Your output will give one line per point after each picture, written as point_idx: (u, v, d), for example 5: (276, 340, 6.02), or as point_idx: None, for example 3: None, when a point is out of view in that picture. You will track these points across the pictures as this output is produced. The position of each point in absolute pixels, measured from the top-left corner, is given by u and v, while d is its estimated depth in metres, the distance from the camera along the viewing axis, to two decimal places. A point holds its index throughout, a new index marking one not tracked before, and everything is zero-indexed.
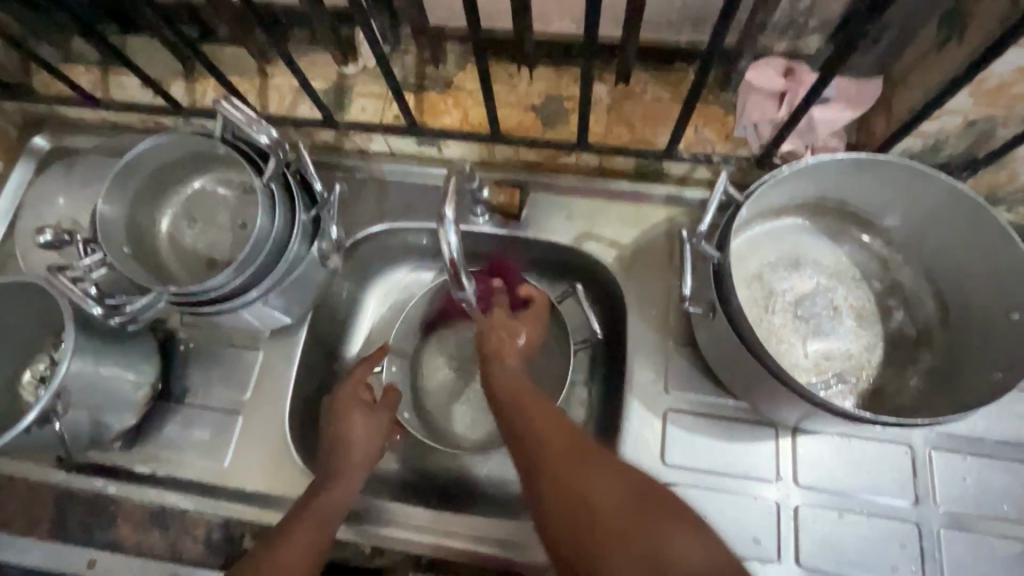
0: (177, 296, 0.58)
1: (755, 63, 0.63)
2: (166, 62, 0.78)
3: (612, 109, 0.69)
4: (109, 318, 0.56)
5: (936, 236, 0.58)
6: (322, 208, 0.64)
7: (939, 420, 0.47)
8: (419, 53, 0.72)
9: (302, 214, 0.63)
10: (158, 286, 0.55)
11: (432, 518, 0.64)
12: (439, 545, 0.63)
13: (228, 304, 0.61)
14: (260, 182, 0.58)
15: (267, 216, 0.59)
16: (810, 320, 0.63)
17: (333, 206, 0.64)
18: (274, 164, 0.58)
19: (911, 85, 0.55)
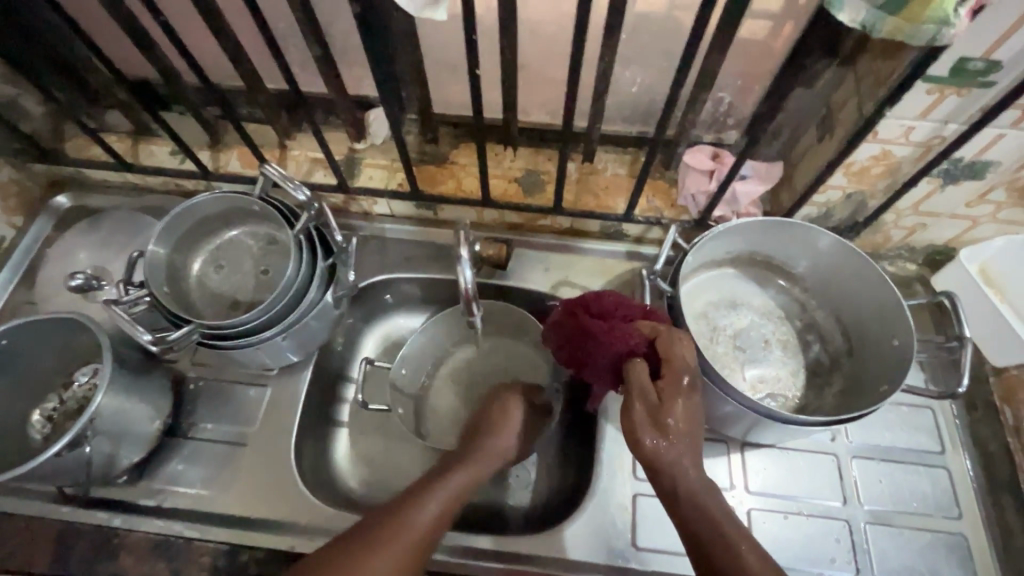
0: (208, 328, 0.66)
1: (691, 148, 0.80)
2: (195, 134, 0.89)
3: (580, 182, 0.85)
4: (155, 347, 0.61)
5: (835, 280, 0.74)
6: (339, 258, 0.74)
7: (850, 416, 0.60)
8: (421, 133, 0.87)
9: (322, 261, 0.73)
10: (198, 318, 0.64)
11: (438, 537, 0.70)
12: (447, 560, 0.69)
13: (250, 339, 0.69)
14: (292, 233, 0.68)
15: (295, 263, 0.69)
16: (746, 349, 0.77)
17: (350, 256, 0.74)
18: (307, 220, 0.69)
19: (804, 166, 0.73)
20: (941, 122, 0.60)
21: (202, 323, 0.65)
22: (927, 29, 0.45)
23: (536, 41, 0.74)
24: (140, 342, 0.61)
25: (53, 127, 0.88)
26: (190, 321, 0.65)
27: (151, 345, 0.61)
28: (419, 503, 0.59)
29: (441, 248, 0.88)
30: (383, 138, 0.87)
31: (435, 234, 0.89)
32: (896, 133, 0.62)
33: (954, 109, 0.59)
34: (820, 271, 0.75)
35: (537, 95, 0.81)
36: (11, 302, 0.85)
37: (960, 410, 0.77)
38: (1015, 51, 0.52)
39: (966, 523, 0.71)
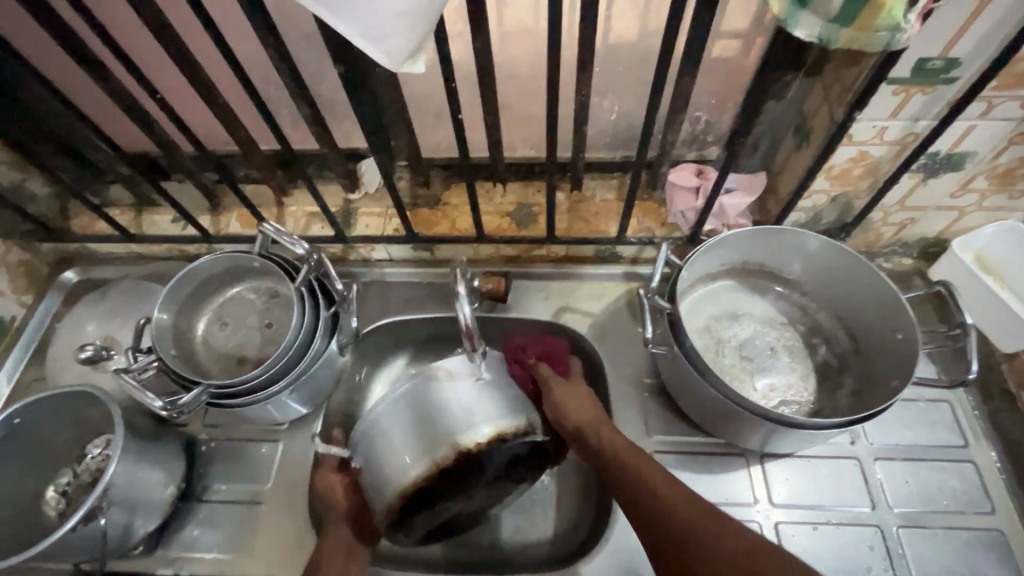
0: (218, 387, 0.66)
1: (674, 168, 0.82)
2: (195, 200, 0.92)
3: (571, 210, 0.87)
4: (164, 413, 0.62)
5: (832, 281, 0.74)
6: (342, 305, 0.75)
7: (867, 415, 0.60)
8: (412, 178, 0.89)
9: (325, 310, 0.74)
10: (207, 380, 0.65)
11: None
12: None
13: (256, 396, 0.69)
14: (293, 287, 0.70)
15: (299, 314, 0.70)
16: (753, 359, 0.77)
17: (351, 301, 0.75)
18: (306, 271, 0.70)
19: (786, 174, 0.75)
20: (911, 120, 0.62)
21: (211, 384, 0.65)
22: (883, 36, 0.47)
23: (514, 82, 0.77)
24: (150, 408, 0.62)
25: (58, 207, 0.91)
26: (200, 382, 0.65)
27: (162, 411, 0.62)
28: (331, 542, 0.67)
29: (440, 289, 0.90)
30: (377, 186, 0.90)
31: (434, 274, 0.90)
32: (870, 135, 0.64)
33: (921, 107, 0.61)
34: (815, 274, 0.75)
35: (521, 133, 0.84)
36: (24, 381, 0.87)
37: (977, 400, 0.76)
38: (970, 47, 0.54)
39: (1001, 518, 0.69)
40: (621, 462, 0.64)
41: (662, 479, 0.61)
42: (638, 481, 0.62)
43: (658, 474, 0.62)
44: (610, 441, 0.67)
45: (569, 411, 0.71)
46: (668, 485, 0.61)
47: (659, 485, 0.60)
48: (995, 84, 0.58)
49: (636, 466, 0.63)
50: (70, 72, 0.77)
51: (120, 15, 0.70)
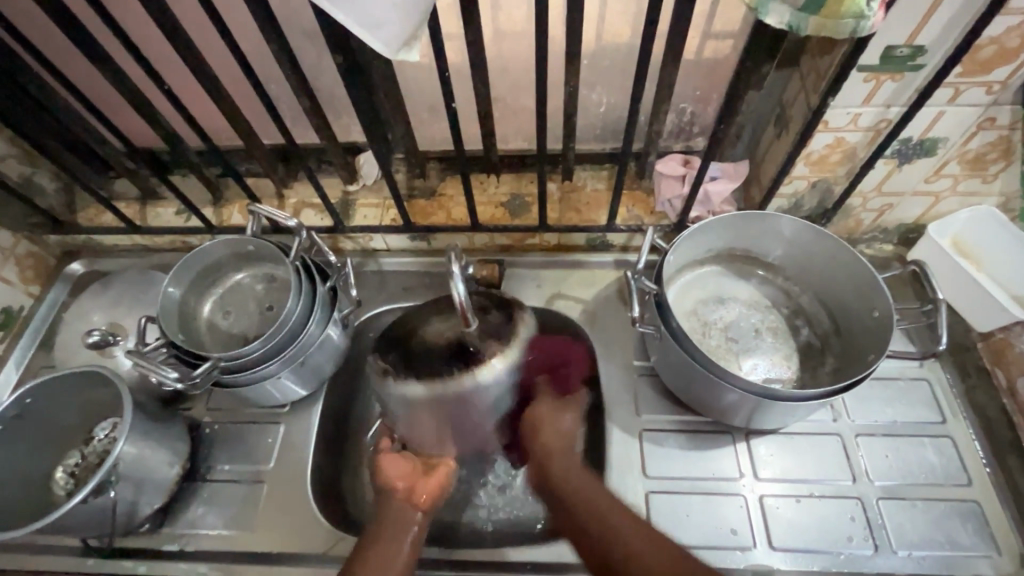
0: (226, 362, 0.69)
1: (661, 158, 0.85)
2: (199, 193, 0.95)
3: (563, 200, 0.90)
4: (180, 386, 0.64)
5: (814, 265, 0.77)
6: (336, 277, 0.78)
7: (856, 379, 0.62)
8: (409, 170, 0.93)
9: (322, 285, 0.77)
10: (217, 353, 0.67)
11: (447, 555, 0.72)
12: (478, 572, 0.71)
13: (262, 368, 0.71)
14: (290, 261, 0.72)
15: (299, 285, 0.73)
16: (738, 341, 0.79)
17: (346, 272, 0.79)
18: (298, 246, 0.73)
19: (768, 162, 0.78)
20: (883, 107, 0.65)
21: (221, 356, 0.68)
22: (848, 23, 0.50)
23: (506, 76, 0.80)
24: (166, 382, 0.64)
25: (65, 200, 0.94)
26: (209, 358, 0.68)
27: (178, 385, 0.65)
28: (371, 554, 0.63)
29: (437, 278, 0.93)
30: (374, 179, 0.93)
31: (430, 263, 0.94)
32: (845, 121, 0.67)
33: (892, 94, 0.64)
34: (797, 258, 0.78)
35: (513, 125, 0.87)
36: (32, 368, 0.89)
37: (953, 378, 0.79)
38: (933, 35, 0.57)
39: (977, 490, 0.72)
40: (599, 508, 0.63)
41: (608, 523, 0.61)
42: (592, 518, 0.62)
43: (611, 516, 0.62)
44: (566, 481, 0.66)
45: (563, 432, 0.68)
46: (621, 523, 0.61)
47: (613, 523, 0.61)
48: (960, 71, 0.61)
49: (589, 499, 0.64)
50: (81, 68, 0.80)
51: (128, 12, 0.74)
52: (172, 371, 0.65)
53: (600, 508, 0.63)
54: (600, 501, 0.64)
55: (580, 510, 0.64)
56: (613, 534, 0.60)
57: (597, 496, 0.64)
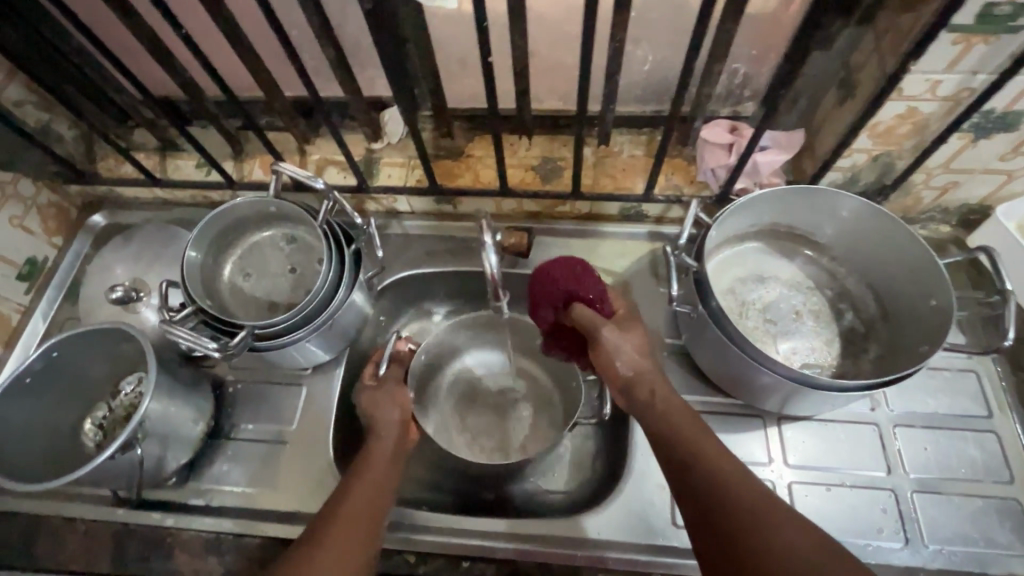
0: (260, 328, 0.68)
1: (707, 124, 0.79)
2: (218, 146, 0.92)
3: (597, 165, 0.85)
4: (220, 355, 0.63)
5: (864, 246, 0.72)
6: (360, 240, 0.76)
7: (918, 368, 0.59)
8: (436, 128, 0.88)
9: (348, 248, 0.75)
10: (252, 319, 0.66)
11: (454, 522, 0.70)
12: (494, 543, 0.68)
13: (294, 334, 0.71)
14: (318, 223, 0.70)
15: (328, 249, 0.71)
16: (777, 322, 0.76)
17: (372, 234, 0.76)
18: (326, 209, 0.71)
19: (827, 130, 0.72)
20: (968, 73, 0.58)
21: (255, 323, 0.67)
22: None
23: (545, 27, 0.74)
24: (205, 352, 0.63)
25: (84, 149, 0.92)
26: (243, 326, 0.67)
27: (217, 354, 0.63)
28: (355, 487, 0.62)
29: (462, 243, 0.89)
30: (400, 136, 0.89)
31: (455, 228, 0.90)
32: (921, 89, 0.61)
33: (981, 60, 0.57)
34: (849, 238, 0.73)
35: (549, 82, 0.82)
36: (57, 319, 0.89)
37: (1004, 370, 0.75)
38: None
39: (1019, 487, 0.69)
40: (676, 429, 0.58)
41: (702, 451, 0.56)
42: (683, 441, 0.57)
43: (708, 448, 0.57)
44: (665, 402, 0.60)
45: (642, 360, 0.63)
46: (716, 458, 0.56)
47: (712, 457, 0.56)
48: None
49: (681, 420, 0.59)
50: (94, 7, 0.76)
51: None
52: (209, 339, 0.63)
53: (691, 437, 0.57)
54: (695, 429, 0.58)
55: (675, 433, 0.58)
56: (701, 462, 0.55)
57: (690, 423, 0.59)
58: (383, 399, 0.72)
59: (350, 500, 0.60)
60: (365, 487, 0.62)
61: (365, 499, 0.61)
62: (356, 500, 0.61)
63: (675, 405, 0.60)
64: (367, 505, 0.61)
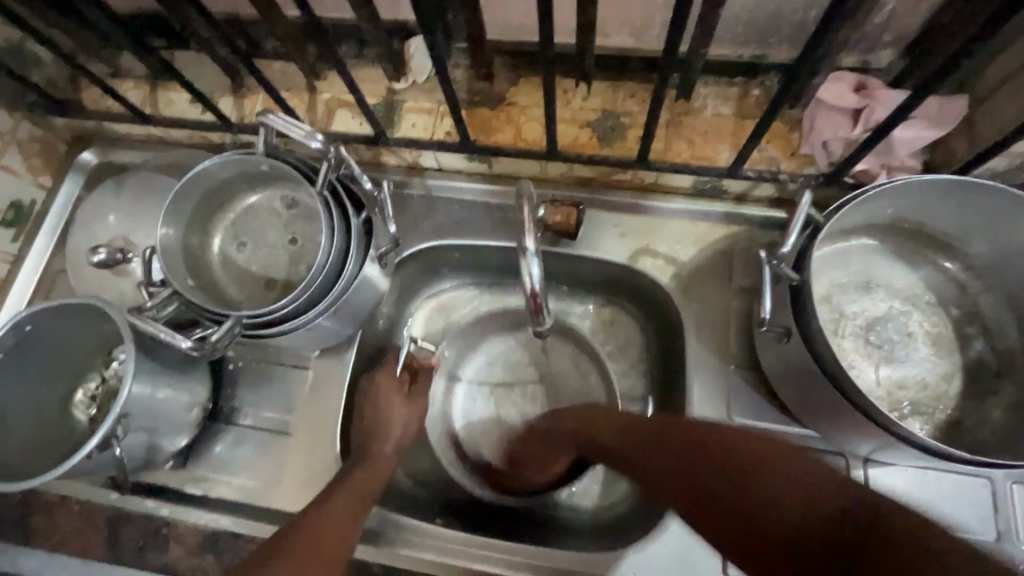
0: (250, 317, 0.57)
1: (829, 77, 0.61)
2: (216, 77, 0.77)
3: (671, 126, 0.67)
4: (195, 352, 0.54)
5: (1021, 262, 0.55)
6: (372, 208, 0.63)
7: None
8: (471, 67, 0.70)
9: (356, 217, 0.62)
10: (238, 311, 0.55)
11: (468, 542, 0.63)
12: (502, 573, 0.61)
13: (296, 322, 0.60)
14: (315, 191, 0.57)
15: (330, 222, 0.58)
16: (883, 345, 0.60)
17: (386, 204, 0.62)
18: (326, 170, 0.57)
19: (1005, 101, 0.52)
20: None
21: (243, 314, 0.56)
22: None
23: None
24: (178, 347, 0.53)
25: (65, 74, 0.79)
26: (230, 315, 0.56)
27: (194, 350, 0.53)
28: (341, 490, 0.57)
29: (496, 212, 0.75)
30: (427, 75, 0.72)
31: (488, 193, 0.75)
32: None
33: None
34: (1002, 248, 0.56)
35: (620, 13, 0.63)
36: (50, 271, 0.81)
37: None
38: None
39: None
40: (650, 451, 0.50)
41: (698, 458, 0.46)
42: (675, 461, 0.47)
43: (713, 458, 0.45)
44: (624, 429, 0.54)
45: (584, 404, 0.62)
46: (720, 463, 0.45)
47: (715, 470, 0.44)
48: None
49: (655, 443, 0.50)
50: None
51: None
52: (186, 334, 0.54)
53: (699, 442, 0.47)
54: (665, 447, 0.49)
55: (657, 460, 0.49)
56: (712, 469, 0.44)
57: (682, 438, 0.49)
58: (395, 398, 0.66)
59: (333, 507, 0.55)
60: (353, 494, 0.57)
61: (352, 509, 0.56)
62: (334, 506, 0.56)
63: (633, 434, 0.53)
64: (348, 514, 0.56)
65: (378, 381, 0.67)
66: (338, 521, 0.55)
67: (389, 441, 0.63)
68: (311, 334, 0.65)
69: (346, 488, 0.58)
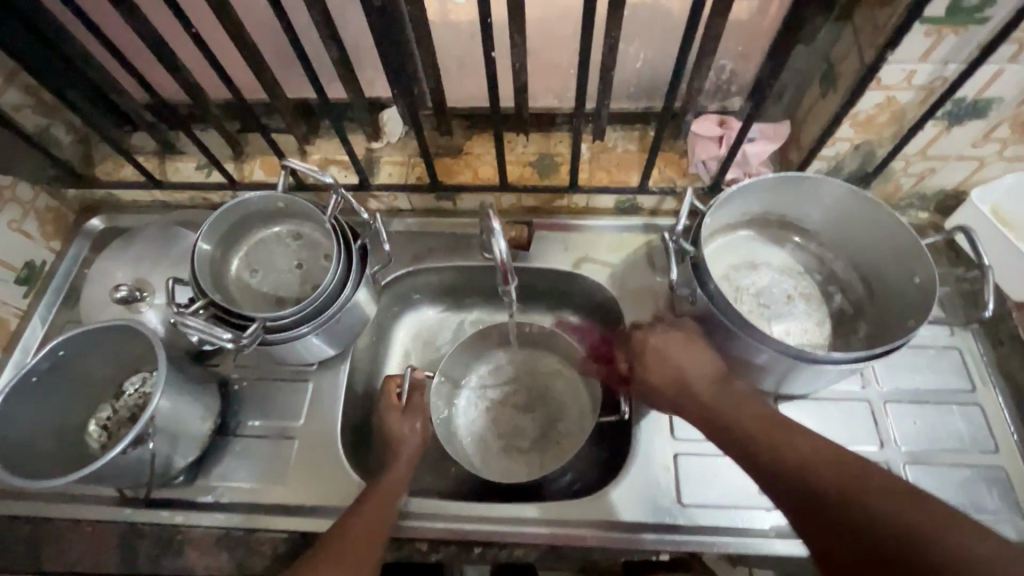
0: (271, 321, 0.68)
1: (698, 118, 0.83)
2: (219, 148, 0.93)
3: (593, 160, 0.88)
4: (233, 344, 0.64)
5: (850, 230, 0.76)
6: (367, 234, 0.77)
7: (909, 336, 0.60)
8: (435, 127, 0.90)
9: (355, 244, 0.74)
10: (261, 314, 0.66)
11: (472, 512, 0.71)
12: (490, 531, 0.70)
13: (305, 329, 0.71)
14: (325, 217, 0.71)
15: (335, 243, 0.72)
16: (770, 306, 0.79)
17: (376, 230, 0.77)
18: (334, 203, 0.72)
19: (811, 122, 0.75)
20: (941, 63, 0.62)
21: (265, 317, 0.67)
22: None
23: None
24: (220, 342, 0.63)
25: (82, 153, 0.92)
26: (253, 318, 0.67)
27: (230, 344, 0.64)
28: (367, 500, 0.65)
29: (463, 239, 0.91)
30: (399, 135, 0.90)
31: (456, 224, 0.92)
32: (898, 79, 0.64)
33: (952, 49, 0.61)
34: (836, 224, 0.77)
35: (544, 81, 0.84)
36: (56, 323, 0.89)
37: (985, 345, 0.79)
38: None
39: (1004, 457, 0.72)
40: (728, 418, 0.61)
41: (782, 440, 0.56)
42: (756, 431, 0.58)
43: (805, 442, 0.56)
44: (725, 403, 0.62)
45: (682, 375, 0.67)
46: (793, 444, 0.56)
47: (806, 447, 0.55)
48: None
49: (751, 415, 0.60)
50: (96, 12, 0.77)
51: None
52: (222, 331, 0.64)
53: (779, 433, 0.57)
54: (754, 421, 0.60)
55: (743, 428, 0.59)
56: (787, 448, 0.55)
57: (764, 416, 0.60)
58: (399, 421, 0.73)
59: (358, 517, 0.63)
60: (370, 505, 0.64)
61: (375, 517, 0.63)
62: (356, 516, 0.63)
63: (735, 403, 0.62)
64: (370, 522, 0.63)
65: (381, 409, 0.75)
66: (359, 530, 0.61)
67: (402, 458, 0.70)
68: (317, 342, 0.75)
69: (365, 502, 0.65)
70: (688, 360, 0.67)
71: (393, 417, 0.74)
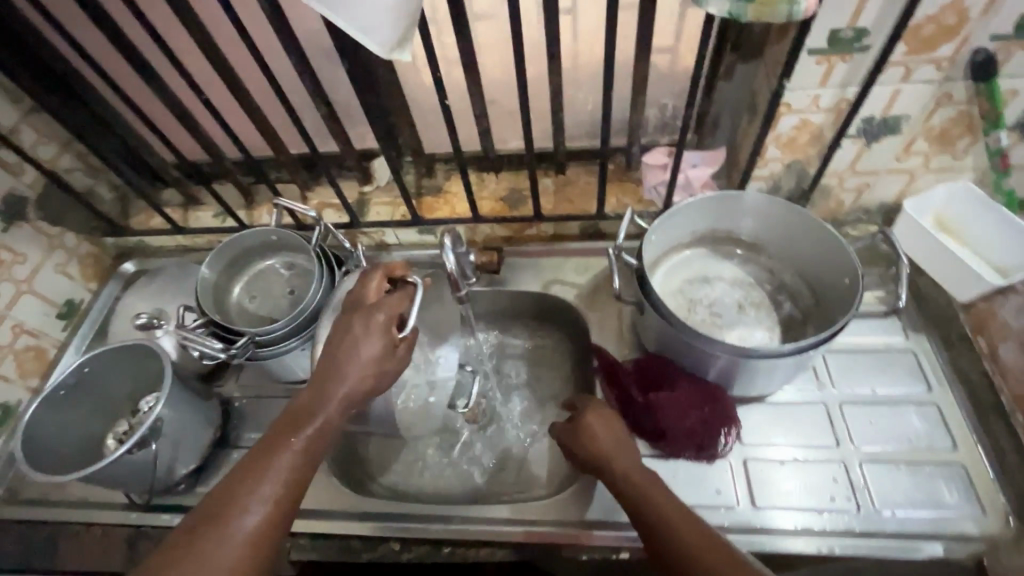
0: (260, 336, 0.78)
1: (649, 149, 0.92)
2: (235, 198, 1.07)
3: (558, 192, 0.98)
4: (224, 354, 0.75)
5: (790, 240, 0.82)
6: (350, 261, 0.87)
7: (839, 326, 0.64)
8: (418, 171, 1.02)
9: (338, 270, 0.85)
10: (251, 329, 0.76)
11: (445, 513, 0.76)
12: (458, 530, 0.75)
13: (291, 343, 0.80)
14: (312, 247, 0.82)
15: (319, 269, 0.81)
16: (723, 315, 0.84)
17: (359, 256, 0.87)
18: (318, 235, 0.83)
19: (744, 147, 0.84)
20: (840, 87, 0.70)
21: (255, 332, 0.77)
22: (783, 8, 0.55)
23: (501, 82, 0.89)
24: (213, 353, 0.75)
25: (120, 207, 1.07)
26: (244, 333, 0.77)
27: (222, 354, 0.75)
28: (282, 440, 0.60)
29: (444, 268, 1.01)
30: (387, 180, 1.03)
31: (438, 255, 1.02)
32: (806, 103, 0.73)
33: (847, 74, 0.69)
34: (776, 236, 0.83)
35: (510, 126, 0.96)
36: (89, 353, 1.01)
37: (938, 347, 0.82)
38: (873, 17, 0.63)
39: (962, 453, 0.73)
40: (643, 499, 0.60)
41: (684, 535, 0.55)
42: (662, 520, 0.57)
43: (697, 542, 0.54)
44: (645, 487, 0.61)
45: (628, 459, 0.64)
46: (691, 542, 0.54)
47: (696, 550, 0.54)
48: (906, 49, 0.66)
49: (662, 507, 0.58)
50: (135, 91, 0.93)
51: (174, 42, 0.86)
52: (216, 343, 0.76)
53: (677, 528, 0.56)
54: (668, 505, 0.58)
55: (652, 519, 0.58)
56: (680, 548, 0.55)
57: (676, 508, 0.58)
58: (354, 331, 0.63)
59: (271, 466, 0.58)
60: (290, 452, 0.59)
61: (293, 465, 0.59)
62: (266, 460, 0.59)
63: (652, 492, 0.60)
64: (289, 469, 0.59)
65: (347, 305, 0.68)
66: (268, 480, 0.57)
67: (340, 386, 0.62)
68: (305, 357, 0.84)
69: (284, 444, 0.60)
70: (625, 445, 0.65)
71: (355, 315, 0.65)
